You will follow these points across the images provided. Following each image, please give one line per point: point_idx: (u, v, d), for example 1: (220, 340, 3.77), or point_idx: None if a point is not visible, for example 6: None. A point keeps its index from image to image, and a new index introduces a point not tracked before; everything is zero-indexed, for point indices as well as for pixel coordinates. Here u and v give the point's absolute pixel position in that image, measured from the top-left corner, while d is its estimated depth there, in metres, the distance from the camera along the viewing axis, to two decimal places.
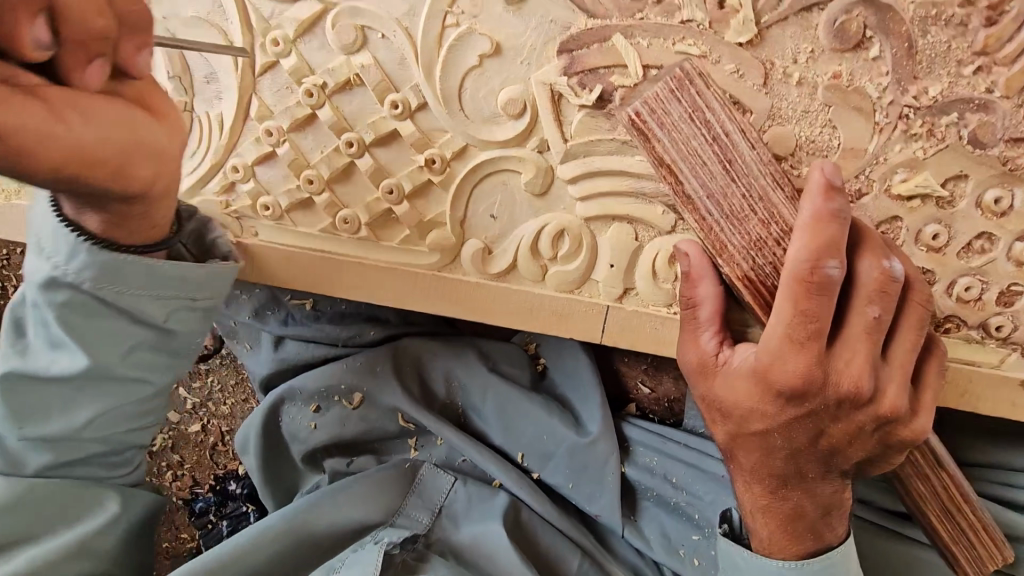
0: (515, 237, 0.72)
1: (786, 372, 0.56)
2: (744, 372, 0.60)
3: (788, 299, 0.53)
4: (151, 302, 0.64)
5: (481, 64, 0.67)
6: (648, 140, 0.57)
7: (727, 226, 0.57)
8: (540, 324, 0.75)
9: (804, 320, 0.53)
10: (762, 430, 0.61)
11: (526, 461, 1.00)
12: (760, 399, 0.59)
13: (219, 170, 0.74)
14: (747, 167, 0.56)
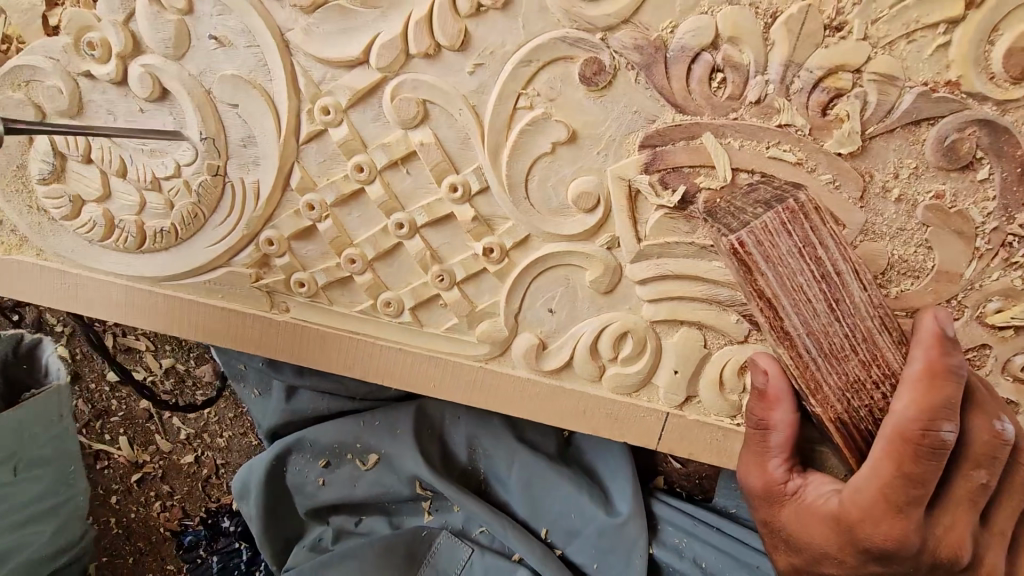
0: (573, 334, 0.67)
1: (871, 525, 0.53)
2: (822, 514, 0.56)
3: (891, 458, 0.51)
4: None
5: (553, 151, 0.61)
6: (750, 271, 0.55)
7: (824, 369, 0.55)
8: (592, 426, 0.70)
9: (903, 482, 0.50)
10: (834, 574, 0.58)
11: (550, 537, 0.98)
12: (839, 547, 0.56)
13: (251, 241, 0.67)
14: (854, 309, 0.54)
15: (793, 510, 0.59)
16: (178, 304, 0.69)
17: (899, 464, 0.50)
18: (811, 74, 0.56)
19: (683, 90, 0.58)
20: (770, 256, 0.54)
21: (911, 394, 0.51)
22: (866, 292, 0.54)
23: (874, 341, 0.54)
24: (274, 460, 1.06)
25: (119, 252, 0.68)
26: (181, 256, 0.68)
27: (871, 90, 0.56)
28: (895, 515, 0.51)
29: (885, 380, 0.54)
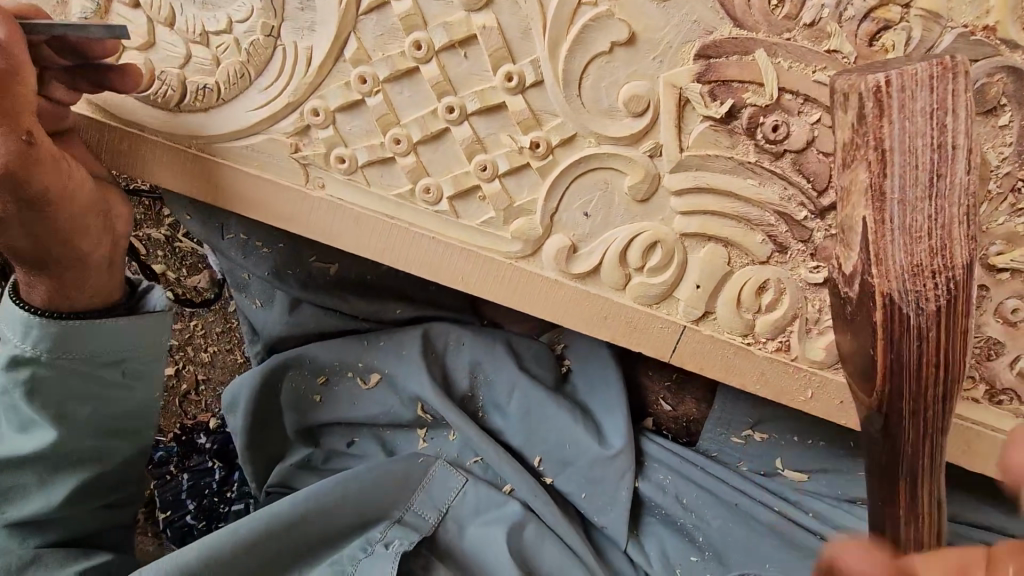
0: (605, 239, 0.69)
1: (907, 424, 0.55)
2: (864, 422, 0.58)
3: (948, 349, 0.53)
4: (108, 342, 0.76)
5: (611, 52, 0.63)
6: (877, 117, 0.49)
7: (906, 245, 0.49)
8: (612, 333, 0.72)
9: (941, 370, 0.53)
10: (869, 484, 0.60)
11: (542, 466, 1.00)
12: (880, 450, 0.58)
13: (295, 110, 0.66)
14: (954, 189, 0.49)
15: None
16: (212, 168, 0.69)
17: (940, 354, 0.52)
18: (864, 3, 0.59)
19: (743, 5, 0.60)
20: (882, 113, 0.48)
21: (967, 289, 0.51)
22: (969, 174, 0.49)
23: (956, 228, 0.49)
24: (268, 372, 1.04)
25: (158, 107, 0.67)
26: (222, 118, 0.67)
27: (915, 27, 0.59)
28: (937, 408, 0.54)
29: (954, 276, 0.50)
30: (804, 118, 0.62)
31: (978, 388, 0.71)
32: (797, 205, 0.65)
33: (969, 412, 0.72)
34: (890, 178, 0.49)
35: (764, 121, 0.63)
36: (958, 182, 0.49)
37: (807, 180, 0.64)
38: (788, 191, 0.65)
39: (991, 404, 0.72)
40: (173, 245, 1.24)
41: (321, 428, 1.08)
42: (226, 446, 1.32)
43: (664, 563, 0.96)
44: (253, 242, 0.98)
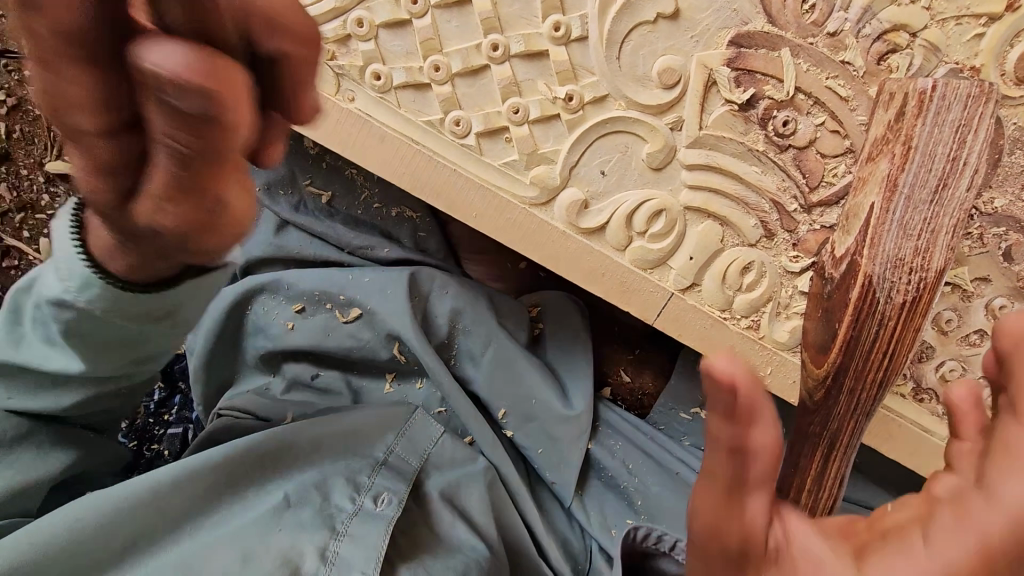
0: (616, 200, 0.73)
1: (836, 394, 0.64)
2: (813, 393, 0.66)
3: (897, 343, 0.61)
4: None
5: (655, 22, 0.66)
6: (915, 115, 0.57)
7: (900, 237, 0.58)
8: (604, 290, 0.77)
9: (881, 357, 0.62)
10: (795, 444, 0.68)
11: (506, 419, 1.03)
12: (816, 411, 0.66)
13: (340, 16, 0.66)
14: (951, 203, 0.58)
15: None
16: None
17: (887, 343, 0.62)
18: (881, 24, 0.65)
19: (779, 4, 0.66)
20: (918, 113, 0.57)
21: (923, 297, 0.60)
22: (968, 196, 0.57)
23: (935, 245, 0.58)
24: (243, 293, 1.03)
25: None
26: None
27: (918, 54, 0.66)
28: (871, 395, 0.63)
29: (927, 280, 0.59)
30: (811, 118, 0.69)
31: (905, 385, 0.82)
32: (790, 197, 0.72)
33: (893, 405, 0.83)
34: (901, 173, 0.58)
35: (776, 115, 0.69)
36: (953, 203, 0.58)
37: (803, 176, 0.71)
38: (785, 183, 0.71)
39: (913, 401, 0.83)
40: None
41: (285, 356, 1.06)
42: (170, 367, 1.26)
43: (602, 523, 1.01)
44: None
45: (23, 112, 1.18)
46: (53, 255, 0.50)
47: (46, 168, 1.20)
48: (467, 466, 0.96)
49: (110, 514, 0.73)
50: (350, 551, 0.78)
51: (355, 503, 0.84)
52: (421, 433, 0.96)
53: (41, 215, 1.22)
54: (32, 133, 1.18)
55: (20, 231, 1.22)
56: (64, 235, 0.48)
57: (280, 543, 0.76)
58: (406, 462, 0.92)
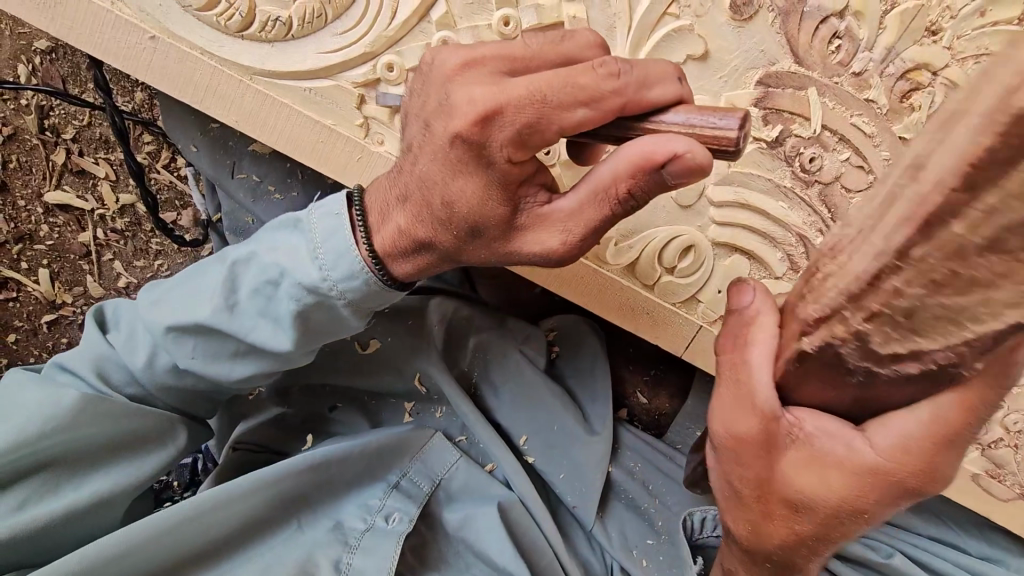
0: (645, 237, 0.74)
1: (885, 483, 0.55)
2: (890, 443, 0.51)
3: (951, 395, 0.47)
4: (263, 237, 0.69)
5: (684, 63, 0.67)
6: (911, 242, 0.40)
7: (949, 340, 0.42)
8: (635, 325, 0.79)
9: (941, 429, 0.49)
10: (885, 501, 0.56)
11: (527, 444, 1.03)
12: (885, 455, 0.52)
13: (369, 61, 0.65)
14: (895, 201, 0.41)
15: (793, 457, 0.56)
16: (268, 103, 0.67)
17: (940, 442, 0.50)
18: (904, 63, 0.63)
19: (806, 44, 0.65)
20: (967, 230, 0.36)
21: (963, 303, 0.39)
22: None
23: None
24: None
25: (215, 30, 0.65)
26: (287, 54, 0.65)
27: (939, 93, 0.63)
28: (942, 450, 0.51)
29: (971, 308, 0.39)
30: (837, 156, 0.68)
31: None
32: (815, 231, 0.72)
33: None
34: (995, 288, 0.37)
35: (803, 152, 0.69)
36: (1014, 297, 0.37)
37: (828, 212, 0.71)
38: (812, 218, 0.71)
39: None
40: (149, 175, 1.14)
41: (303, 387, 1.04)
42: None
43: (623, 544, 0.99)
44: (265, 186, 0.93)
45: (19, 141, 1.13)
46: (313, 238, 0.64)
47: (44, 198, 1.16)
48: (486, 493, 0.93)
49: (143, 540, 0.71)
50: (364, 561, 0.80)
51: (366, 521, 0.85)
52: (438, 456, 0.94)
53: (40, 246, 1.19)
54: (29, 163, 1.15)
55: (18, 263, 1.19)
56: (330, 226, 0.64)
57: (295, 557, 0.79)
58: (418, 485, 0.91)
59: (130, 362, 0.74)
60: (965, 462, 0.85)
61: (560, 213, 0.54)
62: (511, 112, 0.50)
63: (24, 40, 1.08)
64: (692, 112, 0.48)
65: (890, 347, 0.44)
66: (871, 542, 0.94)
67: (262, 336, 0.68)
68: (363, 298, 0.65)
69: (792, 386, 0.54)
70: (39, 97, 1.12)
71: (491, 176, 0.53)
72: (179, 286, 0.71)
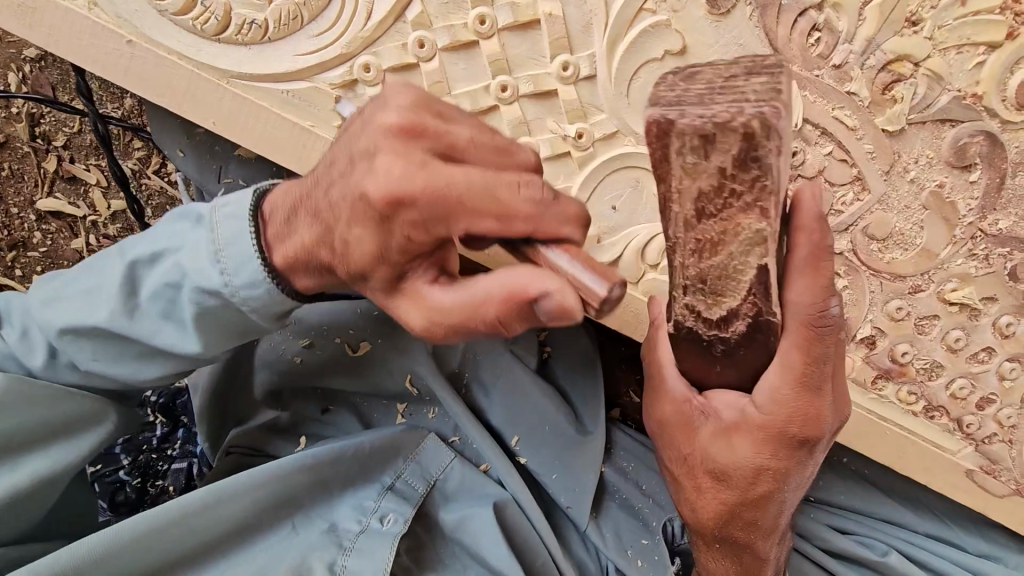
0: (630, 235, 0.73)
1: (782, 439, 0.61)
2: (765, 399, 0.58)
3: (795, 347, 0.55)
4: (161, 235, 0.67)
5: (663, 59, 0.66)
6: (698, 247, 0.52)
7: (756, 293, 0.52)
8: (619, 323, 0.78)
9: (805, 376, 0.56)
10: (788, 457, 0.62)
11: (520, 446, 1.02)
12: (769, 413, 0.59)
13: (345, 62, 0.65)
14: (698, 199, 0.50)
15: (705, 432, 0.64)
16: (246, 107, 0.67)
17: (804, 387, 0.57)
18: (885, 55, 0.64)
19: (783, 38, 0.65)
20: (681, 204, 0.49)
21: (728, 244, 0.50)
22: (762, 223, 0.48)
23: (764, 241, 0.49)
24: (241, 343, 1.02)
25: (194, 34, 0.65)
26: (264, 57, 0.66)
27: (921, 84, 0.65)
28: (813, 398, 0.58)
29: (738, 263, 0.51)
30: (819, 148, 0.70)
31: (917, 403, 0.82)
32: None
33: (895, 418, 0.84)
34: (726, 243, 0.50)
35: None
36: (744, 248, 0.49)
37: None
38: None
39: (925, 418, 0.83)
40: (139, 181, 1.15)
41: (293, 390, 1.04)
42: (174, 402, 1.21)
43: (619, 546, 0.98)
44: (252, 189, 0.93)
45: (10, 149, 1.14)
46: (211, 242, 0.61)
47: (37, 206, 1.17)
48: (481, 494, 0.93)
49: (135, 542, 0.71)
50: (357, 563, 0.79)
51: (361, 523, 0.84)
52: (433, 457, 0.94)
53: (33, 253, 1.20)
54: (21, 171, 1.15)
55: (11, 270, 1.20)
56: (228, 228, 0.61)
57: (288, 559, 0.78)
58: (413, 488, 0.91)
59: (31, 362, 0.72)
60: (959, 458, 0.84)
61: (435, 303, 0.53)
62: (422, 200, 0.49)
63: (13, 49, 1.09)
64: (571, 258, 0.49)
65: (716, 311, 0.54)
66: (867, 540, 0.93)
67: (169, 339, 0.68)
68: (265, 307, 0.63)
69: (687, 371, 0.62)
70: (30, 105, 1.12)
71: (387, 233, 0.52)
72: (77, 286, 0.70)
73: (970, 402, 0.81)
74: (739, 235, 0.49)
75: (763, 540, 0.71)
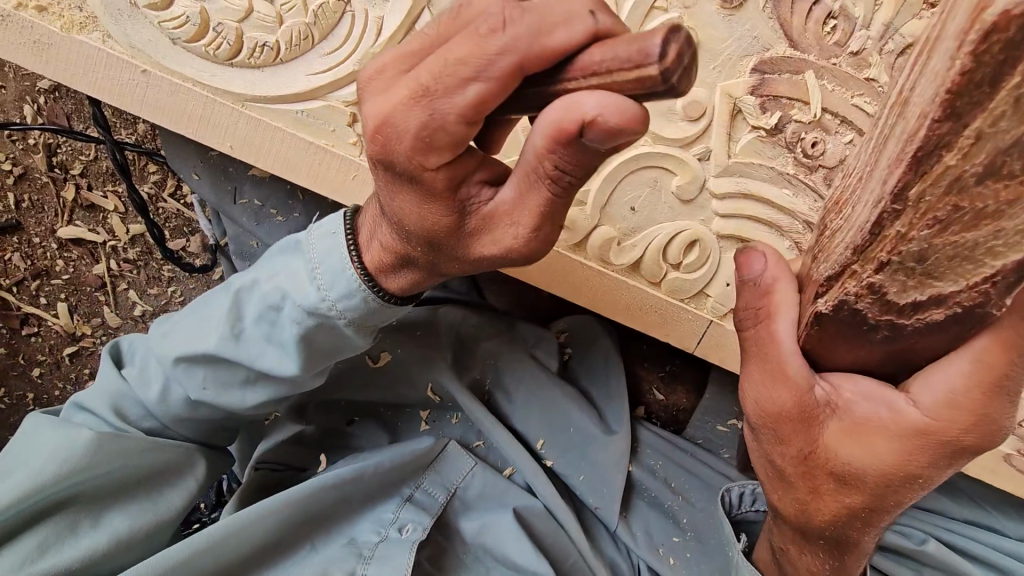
0: (649, 235, 0.72)
1: (936, 446, 0.51)
2: (936, 398, 0.48)
3: (989, 344, 0.45)
4: (271, 261, 0.69)
5: None
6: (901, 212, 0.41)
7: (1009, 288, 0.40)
8: (642, 324, 0.76)
9: (991, 376, 0.46)
10: (938, 467, 0.52)
11: (544, 449, 1.01)
12: (928, 410, 0.49)
13: (357, 80, 0.65)
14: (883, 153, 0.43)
15: (833, 425, 0.53)
16: (261, 129, 0.67)
17: (989, 390, 0.47)
18: (903, 38, 0.62)
19: (799, 27, 0.64)
20: (963, 162, 0.37)
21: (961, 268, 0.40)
22: None
23: None
24: None
25: (204, 58, 0.65)
26: (277, 78, 0.65)
27: None
28: (992, 401, 0.48)
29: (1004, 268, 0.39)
30: (839, 138, 0.67)
31: None
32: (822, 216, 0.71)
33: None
34: (1006, 216, 0.37)
35: (805, 137, 0.68)
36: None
37: None
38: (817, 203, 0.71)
39: None
40: (156, 204, 1.16)
41: (318, 404, 1.04)
42: None
43: (650, 544, 0.98)
44: (267, 210, 0.93)
45: (29, 180, 1.16)
46: (317, 267, 0.64)
47: (58, 234, 1.19)
48: (505, 499, 0.94)
49: (169, 566, 0.72)
50: (377, 572, 0.80)
51: (381, 534, 0.86)
52: (453, 465, 0.94)
53: (56, 280, 1.22)
54: (41, 201, 1.17)
55: (37, 299, 1.22)
56: (333, 246, 0.64)
57: (310, 572, 0.79)
58: (433, 496, 0.92)
59: (145, 395, 0.75)
60: (997, 443, 0.82)
61: (504, 206, 0.51)
62: (401, 120, 0.48)
63: (28, 82, 1.10)
64: (605, 50, 0.40)
65: (911, 294, 0.43)
66: (904, 529, 0.92)
67: (272, 360, 0.68)
68: (364, 316, 0.64)
69: (816, 349, 0.52)
70: (46, 136, 1.14)
71: (420, 185, 0.52)
72: (189, 316, 0.72)
73: None
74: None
75: (866, 550, 0.62)
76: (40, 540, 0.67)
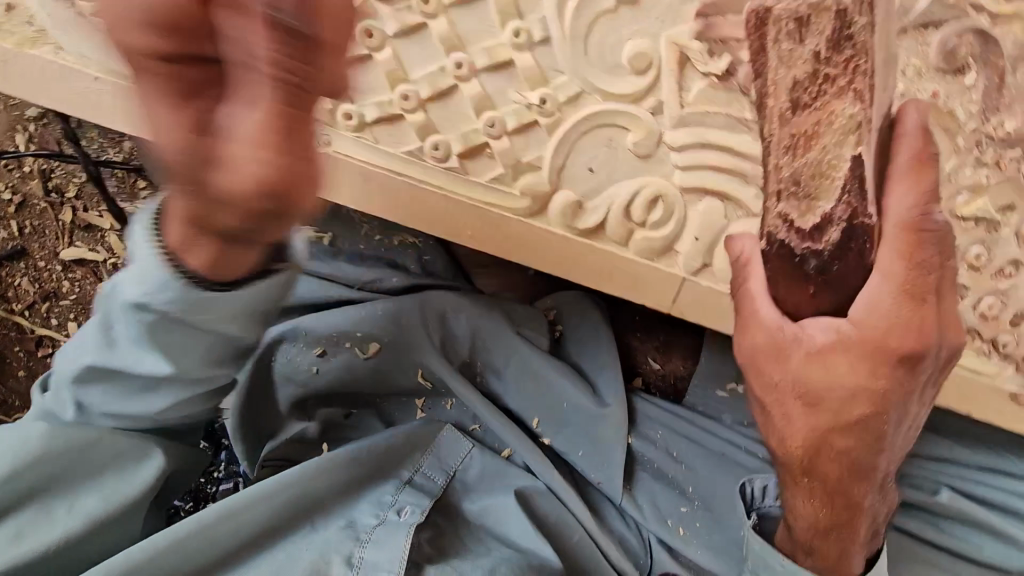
0: (610, 195, 0.71)
1: (883, 358, 0.53)
2: (879, 325, 0.52)
3: (900, 251, 0.50)
4: None
5: (616, 10, 0.65)
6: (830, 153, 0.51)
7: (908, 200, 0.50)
8: (615, 287, 0.75)
9: (914, 279, 0.50)
10: (882, 386, 0.55)
11: (540, 428, 1.02)
12: (877, 329, 0.52)
13: None
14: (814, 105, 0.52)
15: (796, 357, 0.55)
16: None
17: (908, 295, 0.51)
18: None
19: None
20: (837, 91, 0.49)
21: (909, 192, 0.50)
22: (857, 108, 0.48)
23: (857, 127, 0.48)
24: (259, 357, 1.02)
25: None
26: None
27: None
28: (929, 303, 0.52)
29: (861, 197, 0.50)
30: None
31: None
32: None
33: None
34: (821, 135, 0.50)
35: None
36: (839, 137, 0.49)
37: None
38: None
39: None
40: None
41: (319, 398, 1.05)
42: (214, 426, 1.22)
43: (657, 515, 0.98)
44: None
45: (29, 207, 1.21)
46: (131, 260, 0.54)
47: (61, 256, 1.23)
48: (503, 480, 0.94)
49: (162, 549, 0.74)
50: (374, 555, 0.80)
51: (379, 517, 0.85)
52: (451, 449, 0.95)
53: (65, 301, 1.25)
54: (42, 226, 1.22)
55: (47, 320, 1.26)
56: (139, 232, 0.50)
57: (307, 557, 0.80)
58: (433, 480, 0.92)
59: (64, 413, 0.73)
60: (1002, 382, 0.79)
61: (233, 139, 0.34)
62: (230, 30, 0.36)
63: (17, 111, 1.17)
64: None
65: (809, 219, 0.52)
66: (916, 480, 0.89)
67: (154, 363, 0.63)
68: (187, 304, 0.54)
69: (781, 292, 0.55)
70: (41, 162, 1.19)
71: (162, 125, 0.37)
72: (83, 332, 0.69)
73: (1003, 320, 0.76)
74: (831, 123, 0.49)
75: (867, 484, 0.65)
76: (17, 528, 0.70)
